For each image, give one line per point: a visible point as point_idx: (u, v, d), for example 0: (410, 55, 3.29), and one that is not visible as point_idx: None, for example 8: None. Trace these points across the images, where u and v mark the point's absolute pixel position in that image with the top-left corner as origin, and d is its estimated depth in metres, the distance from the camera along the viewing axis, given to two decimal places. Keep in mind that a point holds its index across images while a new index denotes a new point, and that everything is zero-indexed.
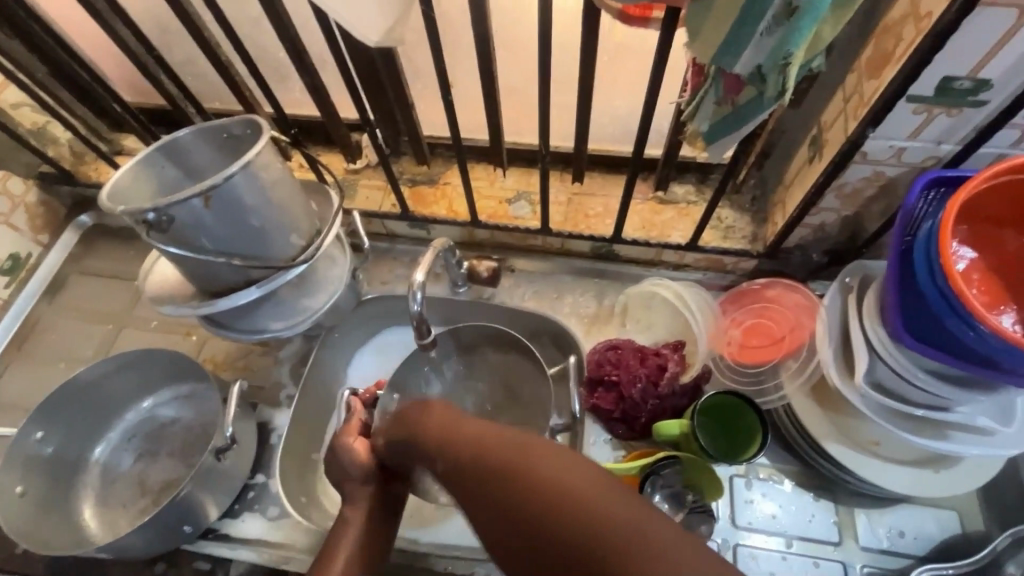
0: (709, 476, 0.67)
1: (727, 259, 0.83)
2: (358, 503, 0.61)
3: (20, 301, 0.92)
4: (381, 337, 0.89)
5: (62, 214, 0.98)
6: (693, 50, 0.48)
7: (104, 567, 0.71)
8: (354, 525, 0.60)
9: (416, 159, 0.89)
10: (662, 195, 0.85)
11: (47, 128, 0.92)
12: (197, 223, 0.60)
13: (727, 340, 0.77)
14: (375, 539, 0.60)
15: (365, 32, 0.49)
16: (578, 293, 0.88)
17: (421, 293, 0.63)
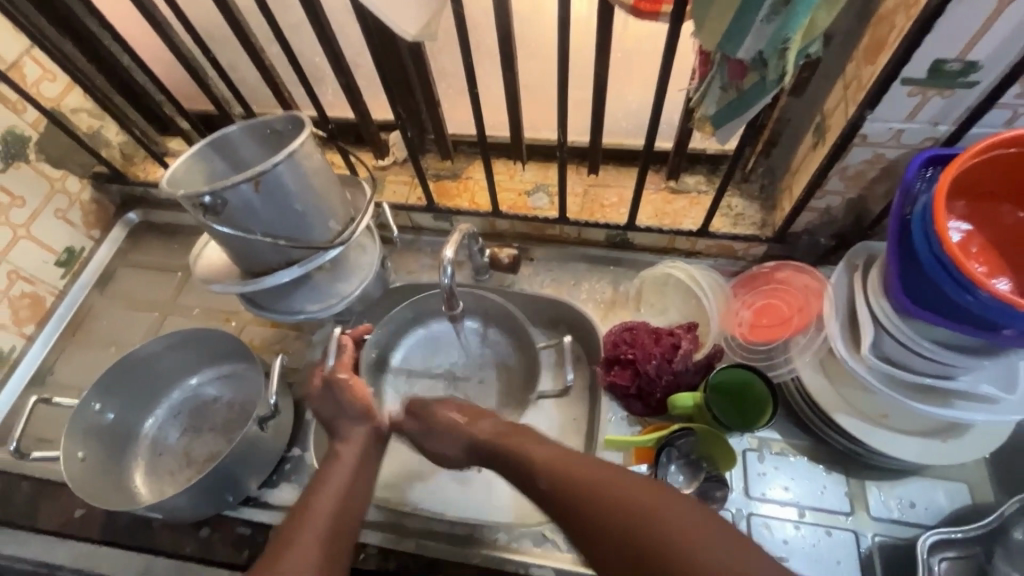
0: (720, 446, 0.70)
1: (738, 245, 0.86)
2: (351, 441, 0.67)
3: (74, 291, 0.99)
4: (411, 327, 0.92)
5: (112, 211, 1.06)
6: (700, 38, 0.53)
7: (153, 530, 0.76)
8: (344, 462, 0.65)
9: (440, 156, 0.95)
10: (674, 185, 0.90)
11: (101, 132, 0.99)
12: (247, 206, 0.66)
13: (738, 321, 0.81)
14: (354, 498, 0.63)
15: (403, 26, 0.53)
16: (594, 280, 0.92)
17: (450, 268, 0.68)
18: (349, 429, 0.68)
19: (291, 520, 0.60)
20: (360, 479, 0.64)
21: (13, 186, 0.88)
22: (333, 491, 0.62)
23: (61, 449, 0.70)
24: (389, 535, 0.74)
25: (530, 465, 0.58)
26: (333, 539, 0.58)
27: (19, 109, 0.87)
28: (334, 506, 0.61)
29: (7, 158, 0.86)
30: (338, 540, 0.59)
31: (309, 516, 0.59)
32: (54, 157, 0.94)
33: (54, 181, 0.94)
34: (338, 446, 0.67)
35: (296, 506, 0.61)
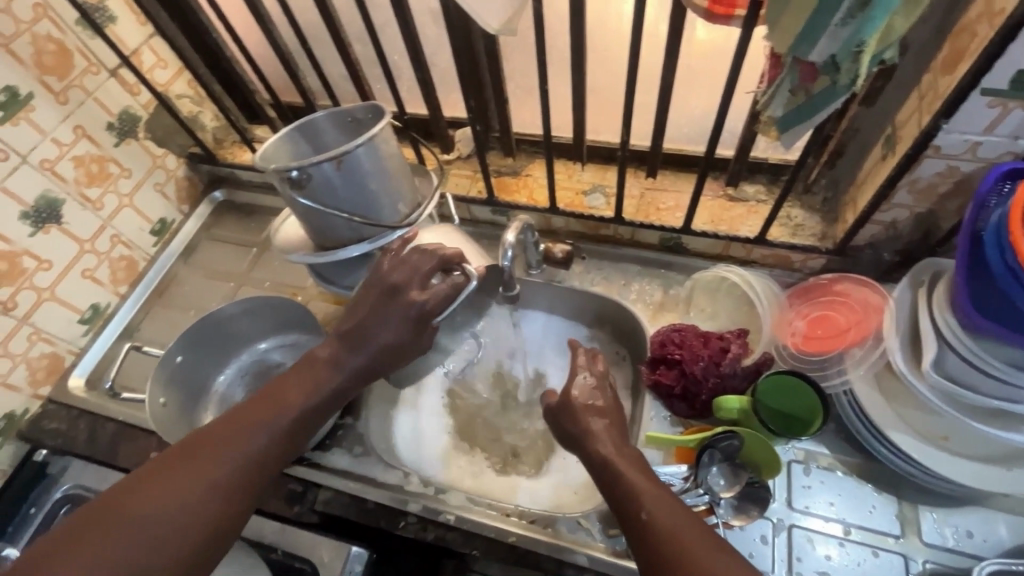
0: (765, 451, 0.70)
1: (795, 256, 0.86)
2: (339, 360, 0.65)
3: (163, 258, 1.08)
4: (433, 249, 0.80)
5: (200, 189, 1.16)
6: (772, 40, 0.54)
7: None
8: (322, 378, 0.64)
9: (502, 153, 0.99)
10: (732, 192, 0.90)
11: (199, 117, 1.09)
12: (328, 183, 0.71)
13: (791, 331, 0.80)
14: (314, 418, 0.64)
15: (486, 19, 0.57)
16: (644, 281, 0.94)
17: (510, 251, 0.73)
18: (364, 346, 0.65)
19: (253, 404, 0.61)
20: (329, 400, 0.64)
21: (123, 159, 0.98)
22: (298, 403, 0.62)
23: (146, 392, 0.77)
24: (429, 506, 0.76)
25: (620, 483, 0.57)
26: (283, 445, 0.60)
27: (134, 92, 0.98)
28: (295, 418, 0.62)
29: (121, 134, 0.97)
30: (284, 449, 0.60)
31: (266, 410, 0.61)
32: (159, 136, 1.04)
33: (156, 157, 1.04)
34: (332, 356, 0.66)
35: (260, 395, 0.63)
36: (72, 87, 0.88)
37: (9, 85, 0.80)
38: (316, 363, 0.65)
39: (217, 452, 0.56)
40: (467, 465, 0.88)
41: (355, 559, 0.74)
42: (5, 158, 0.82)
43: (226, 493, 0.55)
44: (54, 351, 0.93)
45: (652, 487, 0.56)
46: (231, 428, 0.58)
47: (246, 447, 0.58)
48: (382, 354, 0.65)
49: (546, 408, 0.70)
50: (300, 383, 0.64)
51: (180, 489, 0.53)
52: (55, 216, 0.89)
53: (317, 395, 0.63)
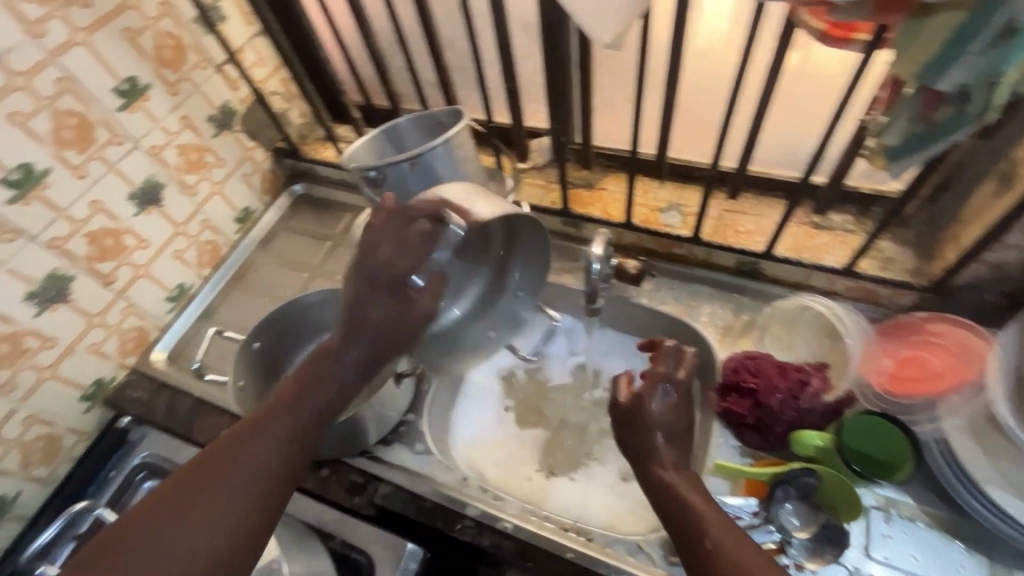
0: (846, 492, 0.67)
1: (884, 291, 0.82)
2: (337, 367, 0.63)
3: (243, 245, 1.13)
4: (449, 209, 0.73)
5: (281, 181, 1.21)
6: (898, 67, 0.52)
7: None
8: (323, 385, 0.62)
9: (578, 164, 1.00)
10: (818, 220, 0.87)
11: (288, 113, 1.14)
12: (405, 182, 0.74)
13: (877, 368, 0.75)
14: (317, 431, 0.61)
15: (599, 33, 0.56)
16: (716, 304, 0.91)
17: (598, 263, 0.77)
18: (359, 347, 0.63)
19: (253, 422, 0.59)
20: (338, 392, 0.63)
21: (218, 149, 1.03)
22: (306, 408, 0.61)
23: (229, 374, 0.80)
24: (488, 512, 0.76)
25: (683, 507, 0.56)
26: (287, 464, 0.58)
27: (235, 87, 1.03)
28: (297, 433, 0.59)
29: (220, 126, 1.03)
30: (290, 467, 0.58)
31: (273, 418, 0.59)
32: (251, 130, 1.09)
33: (247, 149, 1.10)
34: (330, 360, 0.63)
35: (263, 409, 0.60)
36: (183, 80, 0.94)
37: (132, 75, 0.86)
38: (316, 364, 0.63)
39: (220, 478, 0.54)
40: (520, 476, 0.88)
41: (410, 556, 0.75)
42: (122, 142, 0.87)
43: (246, 507, 0.54)
44: (141, 325, 0.98)
45: (712, 512, 0.55)
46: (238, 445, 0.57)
47: (248, 469, 0.56)
48: (379, 347, 0.64)
49: (614, 399, 0.67)
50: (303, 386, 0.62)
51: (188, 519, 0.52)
52: (156, 198, 0.94)
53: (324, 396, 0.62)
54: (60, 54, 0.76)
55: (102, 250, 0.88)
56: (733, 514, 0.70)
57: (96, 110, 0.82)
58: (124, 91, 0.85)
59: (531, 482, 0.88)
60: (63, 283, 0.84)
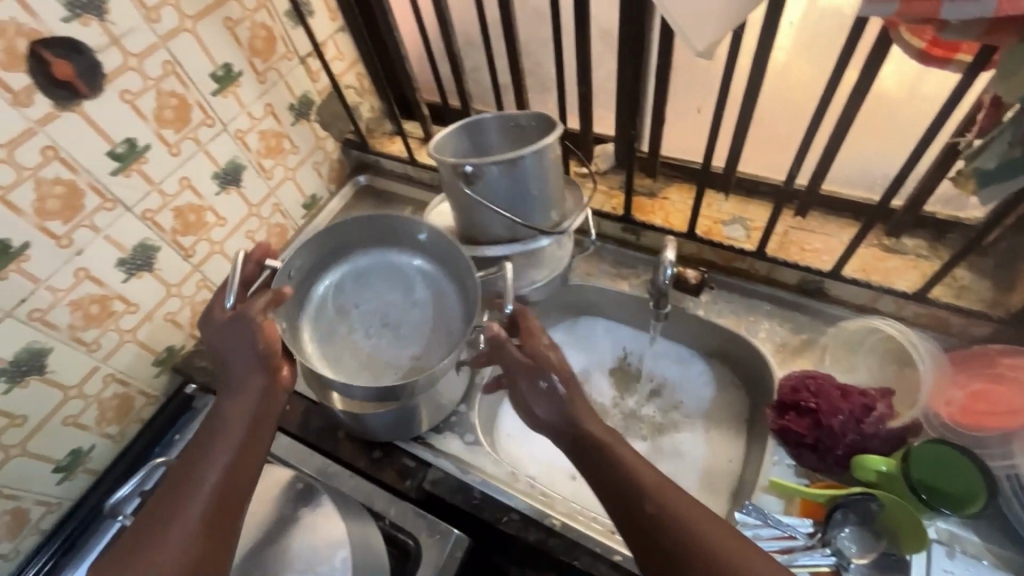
0: (912, 520, 0.64)
1: (955, 320, 0.80)
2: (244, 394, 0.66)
3: (308, 230, 1.18)
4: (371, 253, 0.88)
5: (347, 171, 1.26)
6: (1001, 88, 0.51)
7: (338, 440, 0.88)
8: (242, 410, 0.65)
9: (642, 173, 1.00)
10: (889, 243, 0.86)
11: (360, 107, 1.19)
12: (492, 185, 0.75)
13: (946, 400, 0.73)
14: (251, 451, 0.64)
15: (694, 40, 0.58)
16: (774, 322, 0.90)
17: (670, 267, 0.77)
18: (249, 375, 0.66)
19: (185, 464, 0.61)
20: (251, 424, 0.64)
21: (294, 136, 1.08)
22: (227, 440, 0.63)
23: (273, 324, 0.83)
24: (535, 507, 0.77)
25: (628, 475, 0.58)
26: (229, 485, 0.60)
27: (315, 78, 1.08)
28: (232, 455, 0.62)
29: (298, 115, 1.08)
30: (233, 487, 0.61)
31: (206, 452, 0.62)
32: (325, 120, 1.14)
33: (319, 138, 1.15)
34: (236, 390, 0.66)
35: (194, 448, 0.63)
36: (271, 69, 0.99)
37: (227, 62, 0.91)
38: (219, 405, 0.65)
39: (170, 516, 0.57)
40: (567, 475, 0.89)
41: (456, 543, 0.76)
42: (213, 124, 0.92)
43: (196, 532, 0.56)
44: None
45: (651, 476, 0.57)
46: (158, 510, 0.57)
47: (196, 500, 0.58)
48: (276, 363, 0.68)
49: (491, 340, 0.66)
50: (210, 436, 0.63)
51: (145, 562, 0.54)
52: (236, 179, 0.99)
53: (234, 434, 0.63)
54: (169, 39, 0.82)
55: (185, 224, 0.93)
56: (787, 533, 0.69)
57: (194, 92, 0.87)
58: (219, 76, 0.90)
59: (576, 484, 0.88)
60: (150, 252, 0.89)
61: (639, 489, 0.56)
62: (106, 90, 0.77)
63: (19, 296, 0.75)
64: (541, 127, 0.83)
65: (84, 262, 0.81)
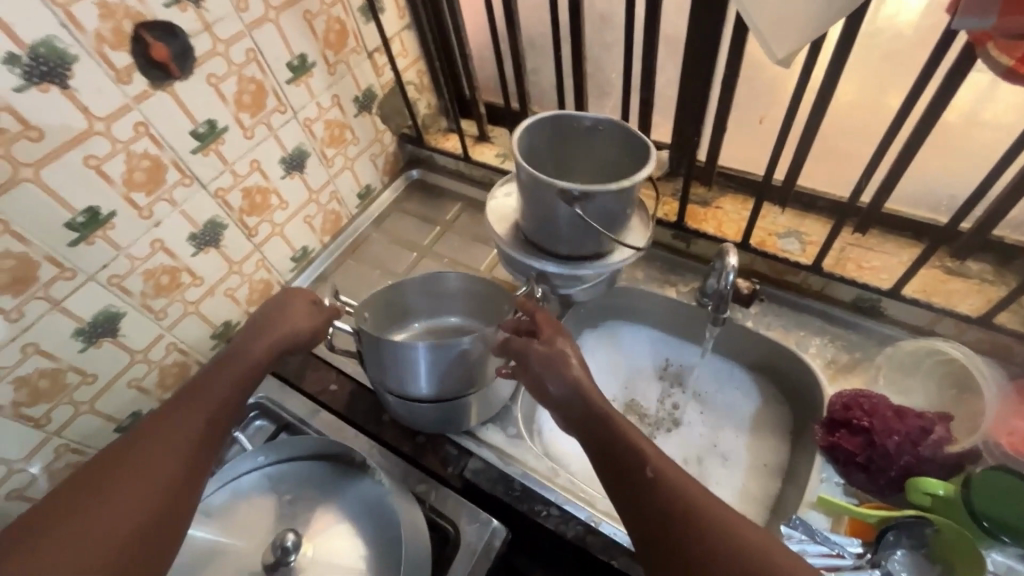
0: (968, 550, 0.62)
1: (1021, 349, 0.77)
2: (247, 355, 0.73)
3: (360, 220, 1.21)
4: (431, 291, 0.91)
5: (401, 165, 1.29)
6: None
7: (383, 423, 0.91)
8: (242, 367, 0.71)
9: (697, 181, 1.00)
10: (952, 266, 0.84)
11: (418, 103, 1.22)
12: (596, 205, 0.76)
13: (1008, 429, 0.69)
14: (236, 404, 0.69)
15: (774, 48, 0.58)
16: (826, 338, 0.89)
17: (732, 272, 0.78)
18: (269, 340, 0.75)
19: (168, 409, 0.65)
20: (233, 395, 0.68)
21: (356, 127, 1.12)
22: (217, 391, 0.68)
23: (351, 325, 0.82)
24: (576, 503, 0.78)
25: (630, 445, 0.61)
26: (212, 428, 0.65)
27: (379, 73, 1.12)
28: (218, 403, 0.67)
29: (362, 107, 1.11)
30: (214, 432, 0.65)
31: (197, 399, 0.66)
32: (386, 114, 1.18)
33: (378, 131, 1.18)
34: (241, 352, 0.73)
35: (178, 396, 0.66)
36: (341, 62, 1.03)
37: (302, 53, 0.95)
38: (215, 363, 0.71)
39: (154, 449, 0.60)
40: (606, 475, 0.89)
41: (494, 533, 0.77)
42: (285, 111, 0.96)
43: (176, 466, 0.59)
44: (268, 279, 1.07)
45: (650, 447, 0.60)
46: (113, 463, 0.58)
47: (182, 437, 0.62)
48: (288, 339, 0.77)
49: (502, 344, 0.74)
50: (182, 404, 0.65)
51: (127, 487, 0.56)
52: (300, 165, 1.03)
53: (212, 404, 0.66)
54: (254, 28, 0.86)
55: (252, 205, 0.97)
56: (834, 551, 0.67)
57: (271, 80, 0.92)
58: (294, 66, 0.95)
59: None
60: (218, 229, 0.93)
61: (651, 486, 0.57)
62: (194, 73, 0.81)
63: (102, 261, 0.79)
64: (616, 132, 0.84)
65: (161, 233, 0.85)
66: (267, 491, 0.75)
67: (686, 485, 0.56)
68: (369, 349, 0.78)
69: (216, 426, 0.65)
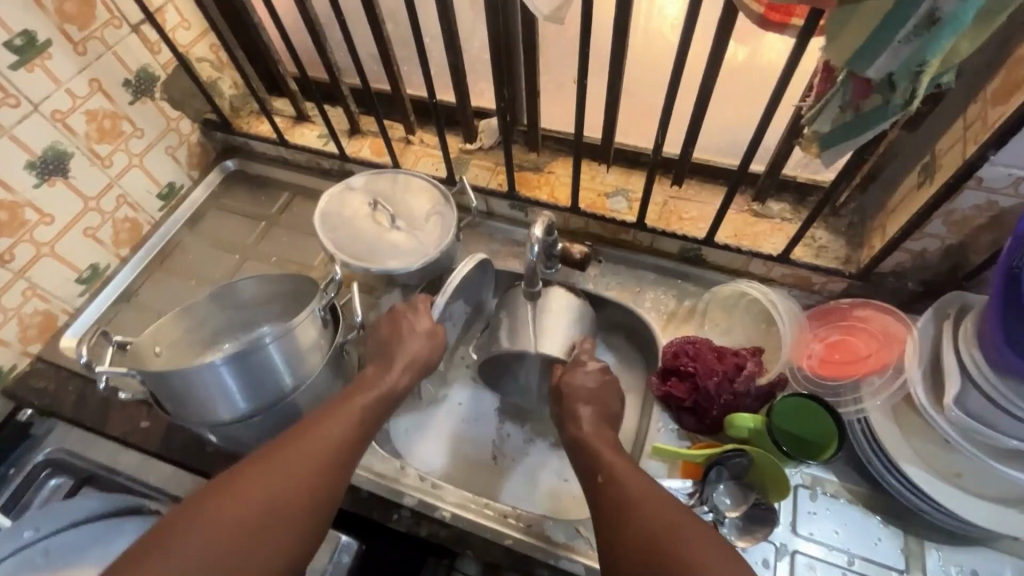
0: (775, 475, 0.68)
1: (816, 278, 0.84)
2: (373, 382, 0.68)
3: (168, 223, 1.05)
4: (235, 302, 0.80)
5: (212, 156, 1.13)
6: (827, 53, 0.52)
7: (209, 455, 0.81)
8: (365, 395, 0.67)
9: (527, 147, 0.98)
10: (757, 208, 0.88)
11: (218, 83, 1.05)
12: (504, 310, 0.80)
13: (807, 353, 0.78)
14: (365, 441, 0.64)
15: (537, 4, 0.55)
16: (659, 290, 0.92)
17: (538, 246, 0.72)
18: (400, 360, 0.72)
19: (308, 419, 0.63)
20: (351, 437, 0.62)
21: (136, 117, 0.94)
22: (350, 417, 0.63)
23: (138, 342, 0.72)
24: (425, 501, 0.74)
25: (611, 484, 0.58)
26: (342, 466, 0.60)
27: (155, 50, 0.95)
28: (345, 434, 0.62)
29: (138, 92, 0.94)
30: (342, 467, 0.60)
31: (334, 421, 0.62)
32: (176, 98, 1.01)
33: (170, 120, 1.01)
34: (372, 370, 0.71)
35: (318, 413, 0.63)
36: (91, 38, 0.84)
37: (27, 29, 0.77)
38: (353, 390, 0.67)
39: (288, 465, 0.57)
40: (464, 463, 0.86)
41: (343, 549, 0.72)
42: (16, 104, 0.78)
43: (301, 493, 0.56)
44: (47, 309, 0.90)
45: (629, 477, 0.58)
46: (229, 516, 0.52)
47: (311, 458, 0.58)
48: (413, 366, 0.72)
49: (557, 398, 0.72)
50: (300, 443, 0.59)
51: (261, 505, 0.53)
52: (61, 168, 0.86)
53: (325, 446, 0.60)
54: None
55: None
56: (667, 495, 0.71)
57: None
58: (19, 46, 0.76)
59: (472, 473, 0.85)
60: None
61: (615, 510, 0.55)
62: None
63: None
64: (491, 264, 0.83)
65: None
66: (42, 571, 0.61)
67: (651, 506, 0.54)
68: (160, 390, 0.66)
69: (344, 467, 0.60)
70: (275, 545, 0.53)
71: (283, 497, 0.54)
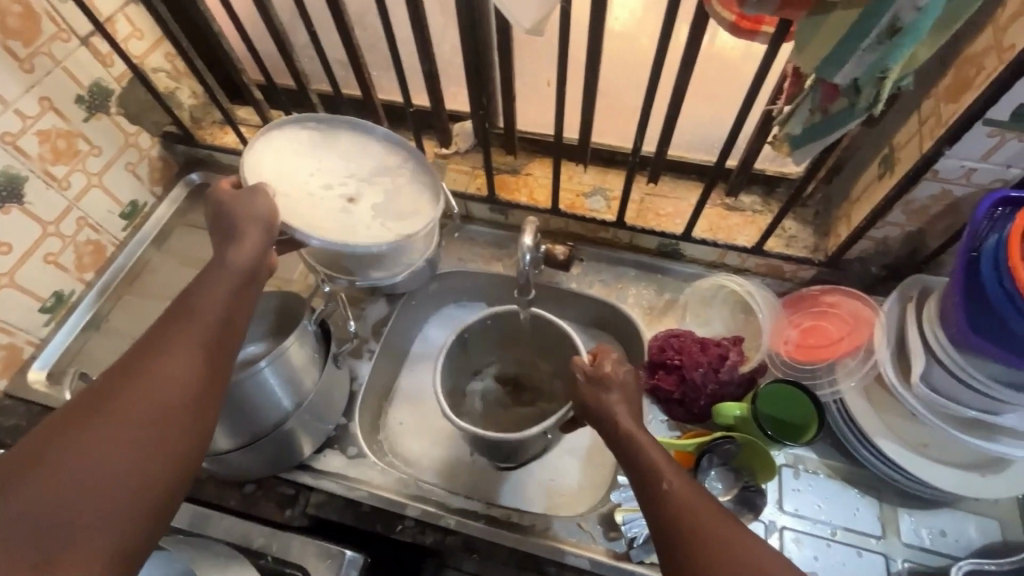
0: (761, 459, 0.72)
1: (788, 267, 0.88)
2: (230, 265, 0.61)
3: (133, 244, 1.00)
4: None
5: (175, 170, 1.08)
6: (798, 59, 0.55)
7: (201, 482, 0.79)
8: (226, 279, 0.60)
9: (503, 149, 0.98)
10: (730, 202, 0.91)
11: (175, 93, 1.01)
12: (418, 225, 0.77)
13: (784, 338, 0.82)
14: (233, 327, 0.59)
15: (518, 18, 0.55)
16: (641, 285, 0.94)
17: (530, 253, 0.72)
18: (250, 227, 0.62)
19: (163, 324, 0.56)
20: (213, 326, 0.57)
21: (92, 135, 0.90)
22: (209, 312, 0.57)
23: None
24: (428, 510, 0.75)
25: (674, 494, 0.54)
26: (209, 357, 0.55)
27: (107, 63, 0.90)
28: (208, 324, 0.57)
29: (91, 108, 0.89)
30: (211, 358, 0.55)
31: (185, 321, 0.56)
32: (133, 112, 0.96)
33: (128, 135, 0.96)
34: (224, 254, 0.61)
35: (169, 317, 0.57)
36: (38, 54, 0.80)
37: None
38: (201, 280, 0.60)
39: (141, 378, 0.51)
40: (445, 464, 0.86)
41: (349, 565, 0.70)
42: None
43: (167, 398, 0.51)
44: (10, 342, 0.85)
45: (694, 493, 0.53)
46: (83, 444, 0.46)
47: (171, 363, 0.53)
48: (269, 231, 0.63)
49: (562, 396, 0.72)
50: (156, 349, 0.53)
51: (119, 422, 0.48)
52: (15, 194, 0.81)
53: (193, 351, 0.54)
54: None
55: None
56: None
57: None
58: None
59: (458, 473, 0.85)
60: None
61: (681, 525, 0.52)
62: None
63: None
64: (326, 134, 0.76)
65: None
66: None
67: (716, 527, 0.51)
68: None
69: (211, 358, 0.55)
70: (152, 456, 0.49)
71: (145, 408, 0.50)
